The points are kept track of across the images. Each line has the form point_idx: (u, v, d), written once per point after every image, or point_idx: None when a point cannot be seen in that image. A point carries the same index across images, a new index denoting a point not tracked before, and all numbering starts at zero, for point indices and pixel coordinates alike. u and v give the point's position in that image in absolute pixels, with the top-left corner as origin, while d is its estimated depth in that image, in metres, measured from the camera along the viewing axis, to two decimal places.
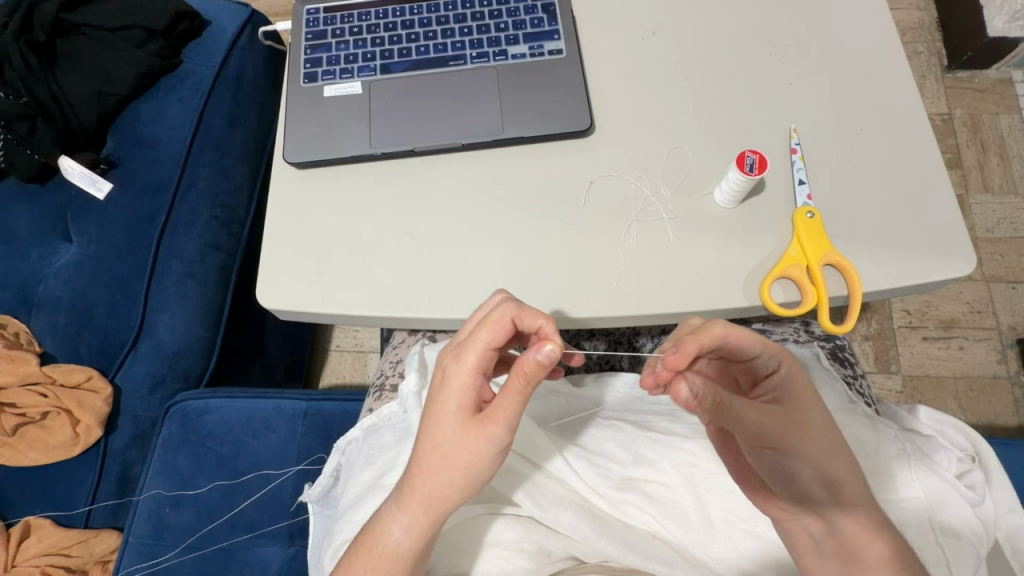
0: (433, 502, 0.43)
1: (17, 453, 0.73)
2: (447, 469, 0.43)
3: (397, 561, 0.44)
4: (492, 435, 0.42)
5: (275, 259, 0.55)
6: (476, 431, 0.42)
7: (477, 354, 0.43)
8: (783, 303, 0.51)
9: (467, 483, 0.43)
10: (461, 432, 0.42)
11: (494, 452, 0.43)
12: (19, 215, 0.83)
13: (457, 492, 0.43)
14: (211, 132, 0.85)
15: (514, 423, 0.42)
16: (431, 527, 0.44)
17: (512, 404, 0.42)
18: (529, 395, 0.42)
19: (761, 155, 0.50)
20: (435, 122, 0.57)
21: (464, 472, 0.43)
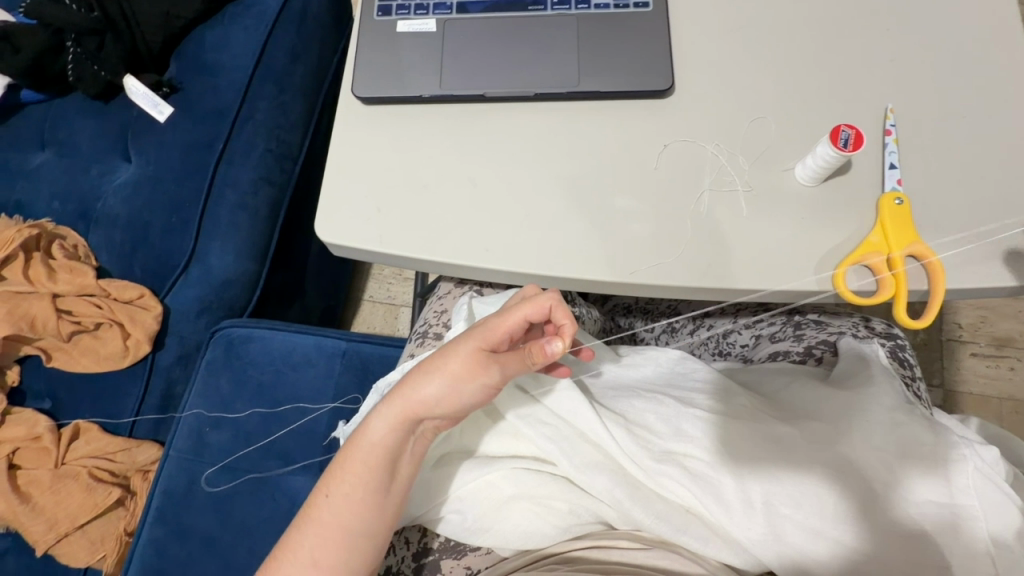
0: (414, 407, 0.46)
1: (71, 359, 0.77)
2: (438, 380, 0.46)
3: (368, 452, 0.46)
4: (491, 372, 0.46)
5: (335, 192, 0.54)
6: (481, 362, 0.47)
7: (515, 316, 0.48)
8: (857, 290, 0.48)
9: (448, 402, 0.47)
10: (470, 357, 0.47)
11: (483, 390, 0.47)
12: (83, 130, 0.85)
13: (433, 404, 0.47)
14: (273, 65, 0.85)
15: (511, 376, 0.47)
16: (397, 429, 0.47)
17: (518, 362, 0.48)
18: (529, 368, 0.48)
19: (857, 131, 0.47)
20: (508, 68, 0.55)
21: (451, 391, 0.46)
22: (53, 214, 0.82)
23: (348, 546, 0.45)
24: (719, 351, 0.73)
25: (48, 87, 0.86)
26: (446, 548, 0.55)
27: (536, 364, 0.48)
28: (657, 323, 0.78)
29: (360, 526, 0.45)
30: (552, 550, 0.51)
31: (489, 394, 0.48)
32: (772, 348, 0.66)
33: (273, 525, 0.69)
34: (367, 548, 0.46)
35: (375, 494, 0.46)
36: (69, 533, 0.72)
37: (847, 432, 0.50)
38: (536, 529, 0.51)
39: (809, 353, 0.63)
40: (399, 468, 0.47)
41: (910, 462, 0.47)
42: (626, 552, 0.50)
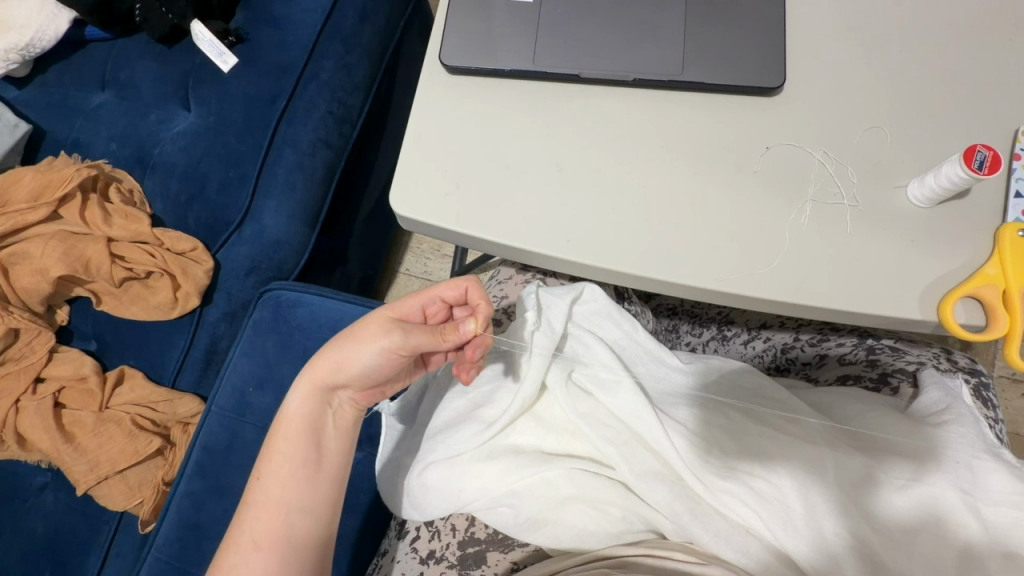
0: (323, 377, 0.52)
1: (120, 305, 0.77)
2: (345, 345, 0.52)
3: (288, 426, 0.52)
4: (391, 335, 0.51)
5: (414, 163, 0.52)
6: (382, 327, 0.51)
7: (422, 293, 0.54)
8: (965, 324, 0.45)
9: (354, 368, 0.52)
10: (373, 322, 0.52)
11: (387, 354, 0.51)
12: (144, 74, 0.83)
13: (339, 369, 0.52)
14: (342, 24, 0.82)
15: (409, 342, 0.51)
16: (311, 398, 0.53)
17: (419, 332, 0.51)
18: (436, 339, 0.51)
19: (994, 153, 0.43)
20: (608, 50, 0.52)
21: (354, 357, 0.51)
22: (110, 157, 0.82)
23: (280, 517, 0.50)
24: (777, 365, 0.70)
25: (113, 26, 0.84)
26: (493, 540, 0.54)
27: (443, 336, 0.51)
28: (706, 328, 0.75)
29: (289, 495, 0.50)
30: (601, 553, 0.49)
31: (393, 361, 0.52)
32: (840, 372, 0.63)
33: None
34: (296, 520, 0.50)
35: (301, 465, 0.51)
36: (109, 476, 0.72)
37: (934, 470, 0.47)
38: (589, 531, 0.50)
39: (884, 380, 0.60)
40: (322, 439, 0.53)
41: (994, 511, 0.46)
42: (682, 564, 0.48)
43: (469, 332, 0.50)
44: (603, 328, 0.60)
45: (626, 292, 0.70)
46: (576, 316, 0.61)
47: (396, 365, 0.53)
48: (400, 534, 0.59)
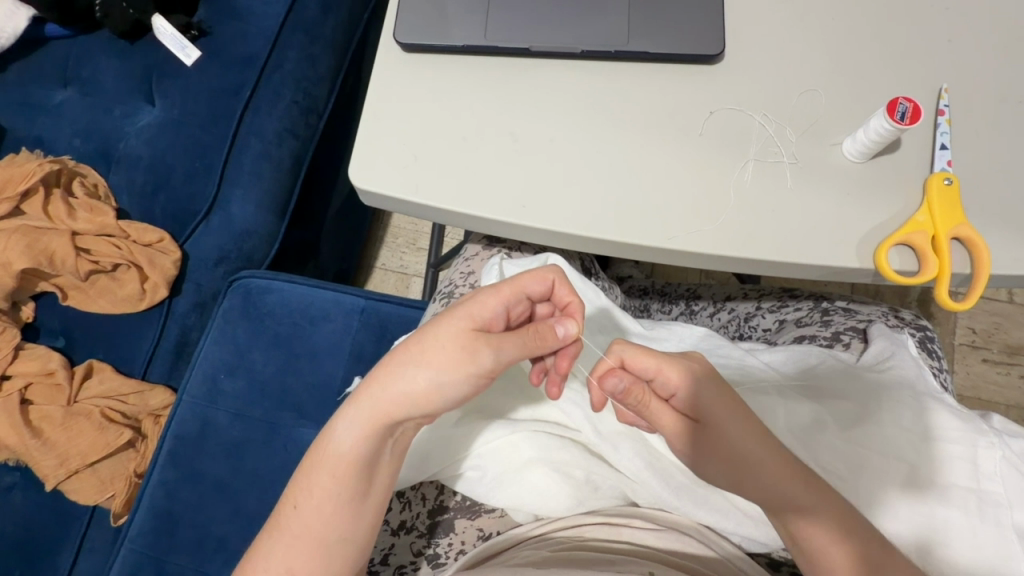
0: (388, 410, 0.42)
1: (88, 298, 0.78)
2: (420, 367, 0.41)
3: (335, 464, 0.42)
4: (483, 356, 0.42)
5: (371, 136, 0.53)
6: (469, 347, 0.42)
7: (499, 294, 0.44)
8: (899, 270, 0.48)
9: (431, 396, 0.42)
10: (457, 337, 0.42)
11: (475, 376, 0.42)
12: (107, 70, 0.83)
13: (415, 398, 0.41)
14: (304, 15, 0.83)
15: (507, 358, 0.43)
16: (373, 433, 0.42)
17: (515, 345, 0.43)
18: (535, 345, 0.44)
19: (914, 105, 0.46)
20: (555, 24, 0.54)
21: (435, 385, 0.41)
22: (73, 152, 0.81)
23: (323, 561, 0.43)
24: (741, 333, 0.71)
25: (74, 23, 0.84)
26: (461, 508, 0.55)
27: (542, 342, 0.45)
28: (675, 305, 0.77)
29: (334, 532, 0.43)
30: (558, 523, 0.50)
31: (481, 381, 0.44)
32: (797, 332, 0.65)
33: (283, 475, 0.69)
34: (343, 555, 0.44)
35: (344, 506, 0.43)
36: (79, 470, 0.73)
37: (877, 413, 0.50)
38: (553, 495, 0.50)
39: (837, 338, 0.62)
40: (375, 472, 0.44)
41: (933, 446, 0.48)
42: (638, 531, 0.48)
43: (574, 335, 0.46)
44: None
45: (593, 268, 0.71)
46: None
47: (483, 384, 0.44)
48: None
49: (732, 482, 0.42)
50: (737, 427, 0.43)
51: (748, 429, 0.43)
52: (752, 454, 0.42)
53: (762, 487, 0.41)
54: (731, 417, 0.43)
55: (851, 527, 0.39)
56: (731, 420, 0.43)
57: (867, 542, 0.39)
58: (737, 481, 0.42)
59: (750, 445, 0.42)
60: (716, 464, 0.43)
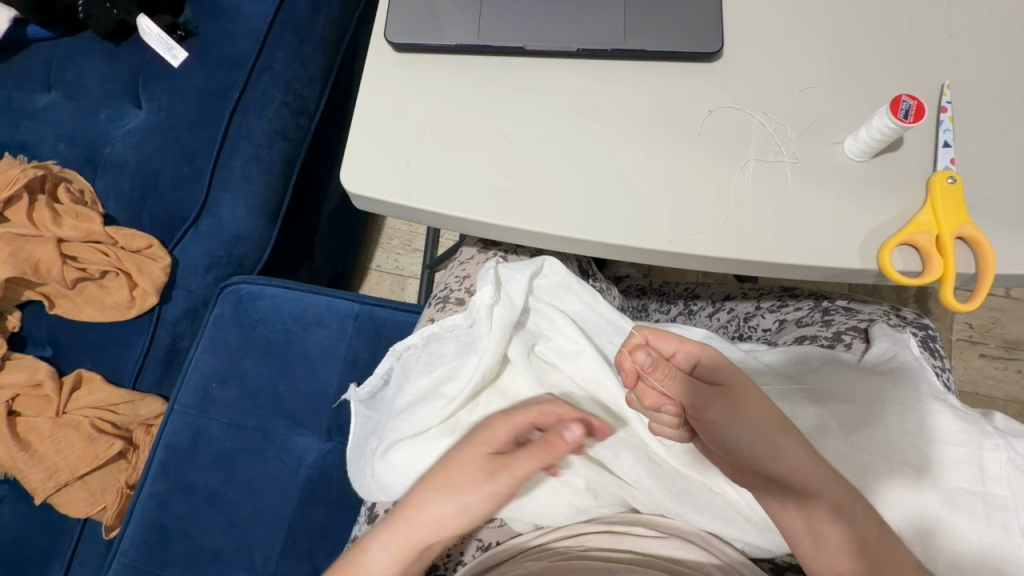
0: (419, 530, 0.41)
1: (75, 306, 0.77)
2: (449, 494, 0.41)
3: None
4: (505, 476, 0.41)
5: (362, 139, 0.52)
6: (486, 471, 0.42)
7: (514, 419, 0.45)
8: (903, 271, 0.47)
9: (456, 516, 0.41)
10: (479, 461, 0.42)
11: (497, 499, 0.42)
12: (92, 72, 0.82)
13: (447, 519, 0.41)
14: (293, 14, 0.82)
15: (524, 478, 0.42)
16: (408, 553, 0.41)
17: (529, 464, 0.42)
18: (545, 456, 0.42)
19: (918, 102, 0.45)
20: (549, 22, 0.52)
21: (463, 506, 0.41)
22: (59, 157, 0.80)
23: None
24: (740, 333, 0.70)
25: (57, 24, 0.82)
26: None
27: (551, 453, 0.42)
28: (673, 304, 0.76)
29: None
30: (561, 531, 0.48)
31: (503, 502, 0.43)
32: (798, 332, 0.64)
33: (277, 485, 0.68)
34: None
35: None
36: (69, 483, 0.72)
37: (880, 416, 0.49)
38: (554, 503, 0.49)
39: (838, 338, 0.61)
40: None
41: (937, 451, 0.47)
42: (640, 539, 0.47)
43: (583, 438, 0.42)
44: (565, 302, 0.59)
45: (590, 270, 0.70)
46: (538, 290, 0.59)
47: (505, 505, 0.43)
48: (368, 519, 0.55)
49: (757, 449, 0.43)
50: (756, 399, 0.45)
51: (765, 402, 0.45)
52: (777, 430, 0.43)
53: (786, 453, 0.42)
54: (752, 389, 0.45)
55: (849, 509, 0.40)
56: (755, 391, 0.45)
57: (865, 521, 0.40)
58: (760, 451, 0.43)
59: (770, 415, 0.44)
60: (744, 428, 0.43)
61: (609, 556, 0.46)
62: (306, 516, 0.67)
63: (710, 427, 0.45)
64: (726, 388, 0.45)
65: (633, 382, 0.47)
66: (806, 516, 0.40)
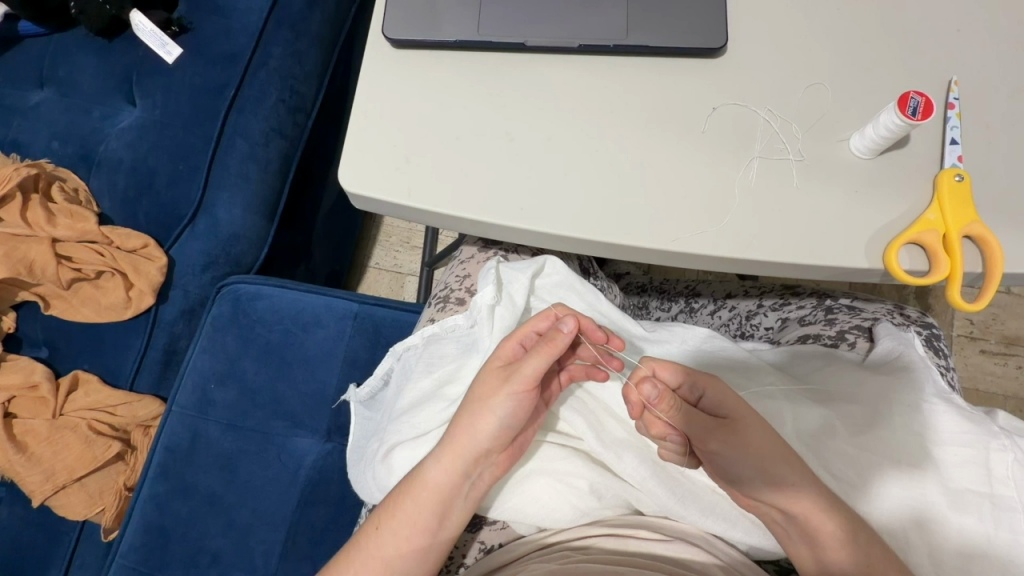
0: (461, 444, 0.45)
1: (71, 307, 0.76)
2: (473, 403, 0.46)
3: (418, 493, 0.45)
4: (515, 373, 0.46)
5: (360, 138, 0.51)
6: (503, 376, 0.47)
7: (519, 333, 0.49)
8: (909, 270, 0.46)
9: (489, 422, 0.45)
10: (495, 372, 0.47)
11: (518, 398, 0.46)
12: (85, 69, 0.80)
13: (481, 429, 0.45)
14: (289, 9, 0.81)
15: (537, 372, 0.46)
16: (458, 463, 0.45)
17: (539, 357, 0.46)
18: (551, 348, 0.46)
19: (926, 99, 0.45)
20: (550, 17, 0.52)
21: (489, 411, 0.46)
22: (52, 156, 0.79)
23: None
24: (742, 332, 0.70)
25: (49, 20, 0.81)
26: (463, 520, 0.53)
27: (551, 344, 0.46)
28: (674, 302, 0.75)
29: (399, 558, 0.44)
30: (565, 534, 0.48)
31: (530, 402, 0.47)
32: (801, 330, 0.63)
33: (276, 486, 0.67)
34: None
35: (421, 536, 0.45)
36: (67, 485, 0.71)
37: (885, 416, 0.49)
38: (556, 506, 0.49)
39: (841, 337, 0.60)
40: (450, 512, 0.45)
41: (943, 451, 0.47)
42: (644, 542, 0.47)
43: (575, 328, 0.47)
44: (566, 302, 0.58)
45: (591, 268, 0.69)
46: (539, 290, 0.59)
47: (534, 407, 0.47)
48: None
49: (760, 480, 0.43)
50: (762, 432, 0.45)
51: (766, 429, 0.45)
52: (779, 460, 0.43)
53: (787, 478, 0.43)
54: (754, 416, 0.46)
55: (844, 509, 0.42)
56: (758, 423, 0.45)
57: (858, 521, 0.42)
58: (761, 483, 0.43)
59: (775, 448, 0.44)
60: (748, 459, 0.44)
61: (613, 560, 0.45)
62: (305, 517, 0.66)
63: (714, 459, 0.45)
64: (731, 421, 0.46)
65: (639, 414, 0.47)
66: (801, 519, 0.42)
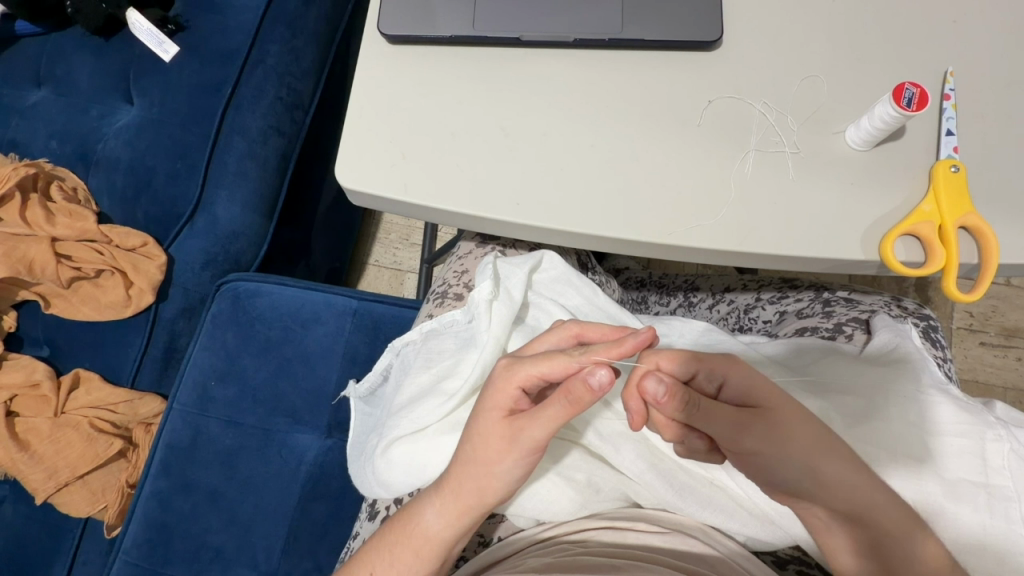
0: (466, 503, 0.42)
1: (71, 306, 0.76)
2: (477, 462, 0.42)
3: (417, 545, 0.43)
4: (524, 434, 0.41)
5: (356, 134, 0.51)
6: (508, 435, 0.41)
7: (523, 374, 0.43)
8: (905, 262, 0.46)
9: (498, 486, 0.42)
10: (498, 427, 0.42)
11: (527, 459, 0.42)
12: (82, 68, 0.81)
13: (486, 489, 0.42)
14: (285, 7, 0.81)
15: (547, 434, 0.41)
16: (462, 519, 0.43)
17: (551, 418, 0.41)
18: (570, 410, 0.40)
19: (921, 90, 0.45)
20: (545, 12, 0.52)
21: (496, 475, 0.42)
22: (51, 155, 0.79)
23: None
24: (740, 325, 0.70)
25: (45, 19, 0.81)
26: None
27: (575, 400, 0.39)
28: (673, 297, 0.76)
29: None
30: (564, 527, 0.49)
31: (536, 460, 0.43)
32: (799, 323, 0.63)
33: (277, 482, 0.68)
34: None
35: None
36: (69, 483, 0.72)
37: (883, 407, 0.49)
38: (555, 500, 0.49)
39: (839, 329, 0.60)
40: (450, 556, 0.45)
41: (940, 442, 0.47)
42: (642, 535, 0.47)
43: (611, 382, 0.39)
44: (564, 296, 0.59)
45: (589, 263, 0.69)
46: (537, 285, 0.59)
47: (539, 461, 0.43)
48: (369, 516, 0.55)
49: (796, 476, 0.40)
50: (799, 421, 0.42)
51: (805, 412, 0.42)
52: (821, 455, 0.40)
53: (829, 475, 0.40)
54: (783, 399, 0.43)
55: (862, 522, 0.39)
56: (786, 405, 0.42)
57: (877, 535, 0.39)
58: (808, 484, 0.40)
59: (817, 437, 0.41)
60: (789, 454, 0.40)
61: (610, 553, 0.45)
62: (306, 513, 0.67)
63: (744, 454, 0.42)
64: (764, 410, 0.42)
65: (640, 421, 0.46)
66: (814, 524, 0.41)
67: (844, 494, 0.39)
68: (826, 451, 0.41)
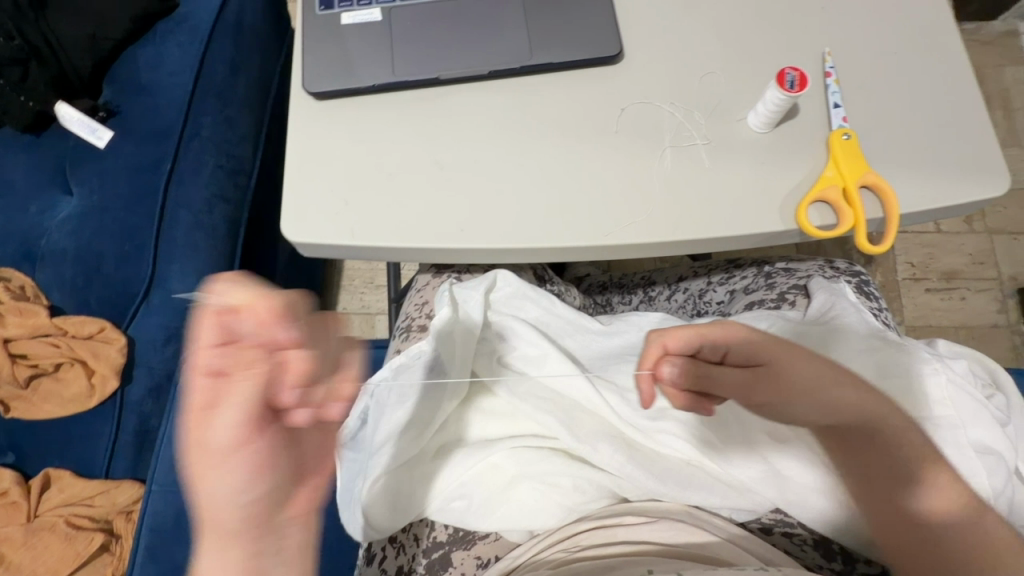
0: (226, 531, 0.31)
1: (32, 405, 0.74)
2: (200, 477, 0.30)
3: None
4: (218, 419, 0.29)
5: (296, 189, 0.53)
6: (200, 432, 0.29)
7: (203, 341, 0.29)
8: (820, 226, 0.50)
9: (239, 494, 0.30)
10: (193, 427, 0.29)
11: (251, 446, 0.30)
12: (17, 167, 0.81)
13: (234, 503, 0.30)
14: (213, 78, 0.82)
15: (250, 402, 0.29)
16: (241, 553, 0.31)
17: (241, 381, 0.29)
18: (253, 368, 0.29)
19: (800, 73, 0.50)
20: (459, 49, 0.55)
21: (226, 484, 0.29)
22: None
23: None
24: (698, 310, 0.73)
25: None
26: (456, 539, 0.52)
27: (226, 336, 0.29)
28: (633, 295, 0.78)
29: None
30: (557, 536, 0.48)
31: (274, 437, 0.31)
32: (747, 299, 0.67)
33: None
34: None
35: None
36: None
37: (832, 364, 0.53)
38: (542, 506, 0.51)
39: (783, 297, 0.64)
40: None
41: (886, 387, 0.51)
42: (631, 528, 0.48)
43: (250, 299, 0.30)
44: (523, 310, 0.61)
45: (546, 274, 0.72)
46: (495, 304, 0.61)
47: (276, 439, 0.31)
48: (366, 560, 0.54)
49: (824, 413, 0.47)
50: (804, 365, 0.48)
51: (822, 361, 0.48)
52: (829, 387, 0.47)
53: (834, 402, 0.47)
54: (788, 355, 0.49)
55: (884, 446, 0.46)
56: (797, 360, 0.48)
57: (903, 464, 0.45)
58: (826, 415, 0.47)
59: (819, 376, 0.48)
60: (798, 401, 0.48)
61: (604, 555, 0.46)
62: None
63: (766, 409, 0.49)
64: (765, 367, 0.49)
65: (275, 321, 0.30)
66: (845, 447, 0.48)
67: (864, 417, 0.47)
68: (825, 388, 0.47)
